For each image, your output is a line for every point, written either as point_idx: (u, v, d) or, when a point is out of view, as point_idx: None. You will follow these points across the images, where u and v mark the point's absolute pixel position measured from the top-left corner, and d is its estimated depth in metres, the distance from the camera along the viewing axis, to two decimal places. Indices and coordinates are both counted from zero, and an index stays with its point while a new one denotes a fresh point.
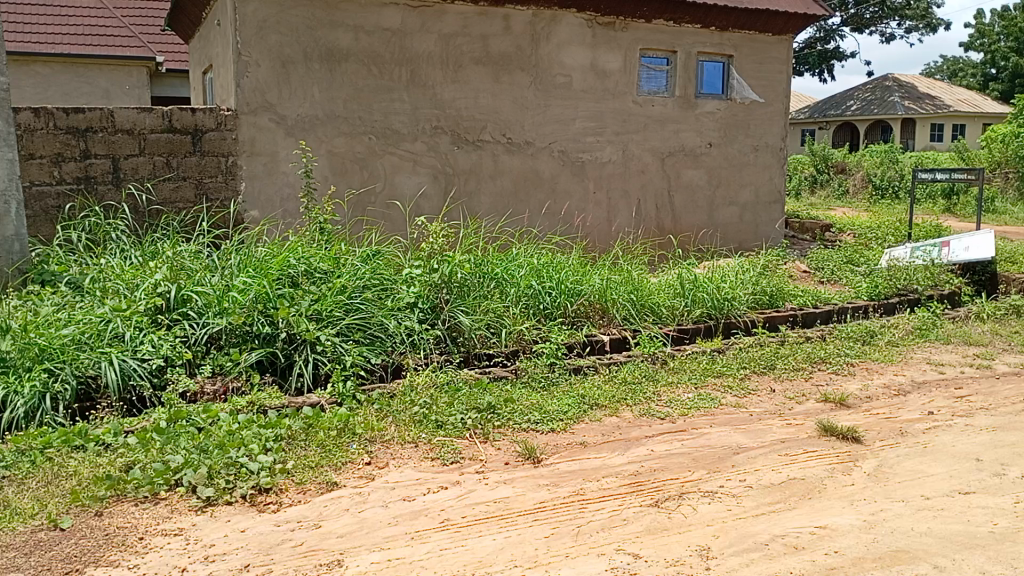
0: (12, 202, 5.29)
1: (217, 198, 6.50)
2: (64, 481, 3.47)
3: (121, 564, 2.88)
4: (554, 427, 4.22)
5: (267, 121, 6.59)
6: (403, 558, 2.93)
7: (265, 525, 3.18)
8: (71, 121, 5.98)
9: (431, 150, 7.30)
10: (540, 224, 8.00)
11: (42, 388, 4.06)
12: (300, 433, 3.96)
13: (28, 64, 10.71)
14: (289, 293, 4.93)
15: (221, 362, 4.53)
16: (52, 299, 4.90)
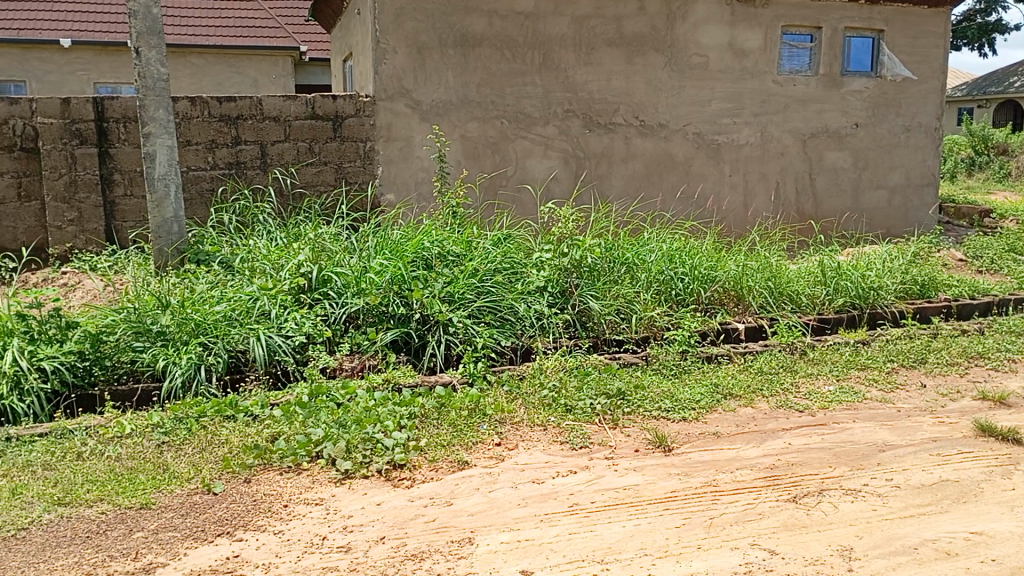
0: (172, 185, 5.64)
1: (356, 182, 6.72)
2: (216, 449, 3.69)
3: (267, 529, 3.04)
4: (686, 416, 4.14)
5: (403, 106, 6.75)
6: (532, 539, 2.95)
7: (399, 499, 3.28)
8: (224, 109, 6.31)
9: (563, 134, 7.28)
10: (673, 208, 7.84)
11: (197, 360, 4.33)
12: (433, 412, 4.06)
13: (185, 56, 11.41)
14: (423, 275, 5.05)
15: (359, 341, 4.70)
16: (207, 277, 5.21)
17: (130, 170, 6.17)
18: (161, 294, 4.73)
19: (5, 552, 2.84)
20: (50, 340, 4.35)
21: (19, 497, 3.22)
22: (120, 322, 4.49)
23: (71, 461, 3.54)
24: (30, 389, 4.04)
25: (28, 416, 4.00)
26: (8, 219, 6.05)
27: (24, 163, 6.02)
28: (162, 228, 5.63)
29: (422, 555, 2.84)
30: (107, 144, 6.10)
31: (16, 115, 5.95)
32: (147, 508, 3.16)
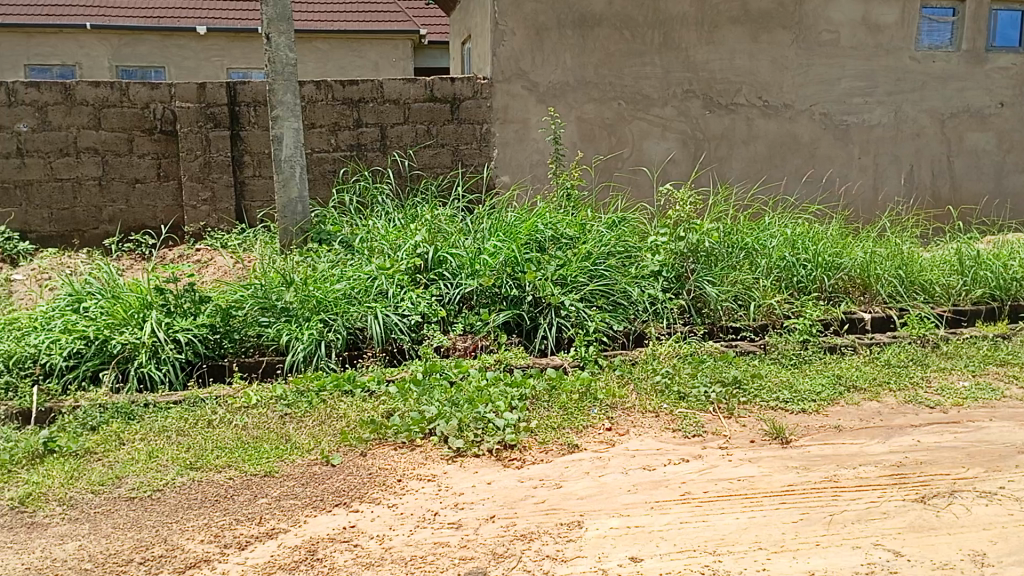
0: (297, 167, 5.85)
1: (471, 164, 6.77)
2: (335, 422, 3.82)
3: (382, 501, 3.13)
4: (806, 408, 3.99)
5: (520, 88, 6.75)
6: (643, 526, 2.91)
7: (510, 479, 3.31)
8: (347, 92, 6.48)
9: (682, 115, 7.12)
10: (797, 191, 7.54)
11: (319, 336, 4.49)
12: (544, 394, 4.07)
13: (311, 41, 11.78)
14: (537, 258, 5.07)
15: (472, 321, 4.76)
16: (328, 256, 5.39)
17: (258, 152, 6.45)
18: (286, 271, 4.92)
19: (143, 511, 3.03)
20: (185, 313, 4.59)
21: (156, 460, 3.44)
22: (248, 298, 4.70)
23: (203, 428, 3.75)
24: (166, 358, 4.28)
25: (164, 384, 4.24)
26: (149, 198, 6.43)
27: (163, 145, 6.37)
28: (287, 208, 5.85)
29: (531, 536, 2.85)
30: (238, 126, 6.39)
31: (156, 100, 6.30)
32: (270, 476, 3.31)
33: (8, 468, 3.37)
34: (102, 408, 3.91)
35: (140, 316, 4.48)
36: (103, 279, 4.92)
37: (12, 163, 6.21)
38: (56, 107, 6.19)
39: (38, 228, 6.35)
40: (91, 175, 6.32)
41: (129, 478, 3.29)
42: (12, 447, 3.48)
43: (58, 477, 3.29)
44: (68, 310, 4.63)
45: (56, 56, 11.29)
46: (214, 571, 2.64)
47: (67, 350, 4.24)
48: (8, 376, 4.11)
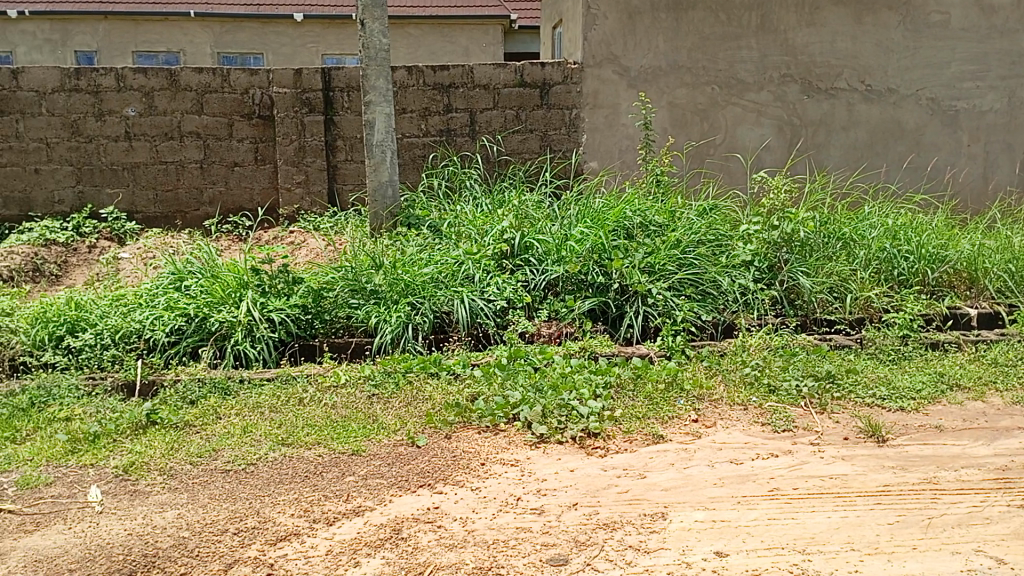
0: (388, 151, 5.92)
1: (560, 149, 6.74)
2: (420, 404, 3.88)
3: (466, 484, 3.16)
4: (905, 406, 3.82)
5: (611, 73, 6.67)
6: (729, 521, 2.85)
7: (593, 467, 3.29)
8: (438, 77, 6.52)
9: (778, 100, 6.91)
10: (899, 179, 7.23)
11: (406, 319, 4.55)
12: (629, 383, 4.03)
13: (403, 27, 11.92)
14: (624, 245, 5.01)
15: (557, 308, 4.75)
16: (416, 240, 5.45)
17: (351, 137, 6.58)
18: (375, 255, 5.01)
19: (237, 484, 3.14)
20: (279, 293, 4.73)
21: (249, 435, 3.56)
22: (339, 280, 4.81)
23: (294, 406, 3.86)
24: (261, 336, 4.42)
25: (258, 361, 4.38)
26: (246, 181, 6.64)
27: (261, 130, 6.55)
28: (378, 192, 5.94)
29: (614, 525, 2.83)
30: (332, 111, 6.52)
31: (255, 86, 6.48)
32: (358, 455, 3.38)
33: (114, 437, 3.54)
34: (200, 383, 4.06)
35: (237, 296, 4.64)
36: (202, 259, 5.10)
37: (120, 146, 6.49)
38: (162, 92, 6.43)
39: (143, 209, 6.63)
40: (194, 158, 6.56)
41: (225, 451, 3.42)
42: (117, 418, 3.66)
43: (159, 447, 3.45)
44: (171, 288, 4.83)
45: (162, 43, 11.74)
46: (303, 544, 2.71)
47: (169, 327, 4.42)
48: (115, 349, 4.31)
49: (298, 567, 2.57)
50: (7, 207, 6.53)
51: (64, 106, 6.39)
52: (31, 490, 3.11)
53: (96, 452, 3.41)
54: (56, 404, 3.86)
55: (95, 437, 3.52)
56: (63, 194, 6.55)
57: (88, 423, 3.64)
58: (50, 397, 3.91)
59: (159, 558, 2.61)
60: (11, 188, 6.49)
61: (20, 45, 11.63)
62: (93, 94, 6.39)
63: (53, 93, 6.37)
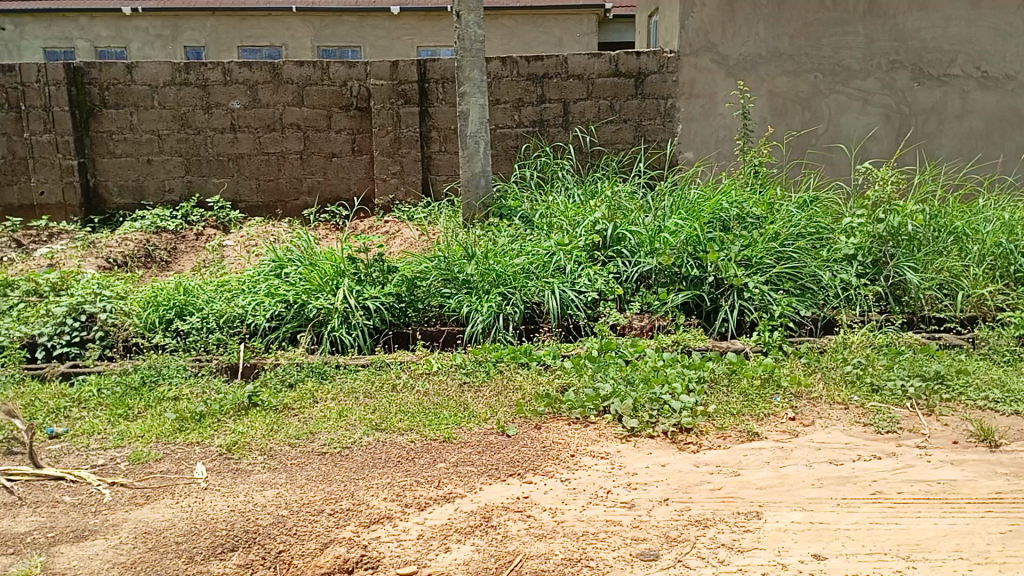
0: (481, 142, 5.95)
1: (654, 140, 6.66)
2: (511, 393, 3.89)
3: (556, 475, 3.15)
4: (1020, 410, 3.62)
5: (709, 61, 6.53)
6: (827, 523, 2.76)
7: (685, 463, 3.23)
8: (532, 68, 6.51)
9: (885, 88, 6.63)
10: (1017, 169, 6.93)
11: (497, 309, 4.57)
12: (723, 378, 3.94)
13: (497, 18, 11.97)
14: (720, 237, 4.91)
15: (650, 301, 4.70)
16: (508, 231, 5.47)
17: (445, 128, 6.66)
18: (468, 245, 5.06)
19: (333, 466, 3.22)
20: (374, 282, 4.82)
21: (345, 419, 3.65)
22: (432, 269, 4.87)
23: (388, 392, 3.93)
24: (357, 323, 4.52)
25: (353, 347, 4.48)
26: (344, 171, 6.80)
27: (358, 121, 6.69)
28: (471, 182, 5.99)
29: (706, 523, 2.77)
30: (427, 103, 6.61)
31: (353, 78, 6.61)
32: (449, 442, 3.43)
33: (218, 417, 3.69)
34: (298, 367, 4.18)
35: (334, 283, 4.76)
36: (302, 247, 5.25)
37: (226, 138, 6.73)
38: (265, 85, 6.63)
39: (246, 198, 6.88)
40: (294, 149, 6.75)
41: (322, 434, 3.51)
42: (221, 398, 3.81)
43: (260, 428, 3.57)
44: (272, 275, 4.99)
45: (265, 37, 12.13)
46: (395, 528, 2.76)
47: (270, 312, 4.57)
48: (219, 333, 4.49)
49: (391, 549, 2.62)
50: (121, 196, 6.85)
51: (175, 99, 6.65)
52: (142, 465, 3.27)
53: (201, 430, 3.56)
54: (165, 384, 4.05)
55: (200, 417, 3.68)
56: (172, 183, 6.83)
57: (194, 403, 3.81)
58: (159, 377, 4.10)
59: (259, 535, 2.70)
60: (125, 178, 6.80)
61: (134, 41, 12.15)
62: (201, 88, 6.63)
63: (164, 87, 6.63)
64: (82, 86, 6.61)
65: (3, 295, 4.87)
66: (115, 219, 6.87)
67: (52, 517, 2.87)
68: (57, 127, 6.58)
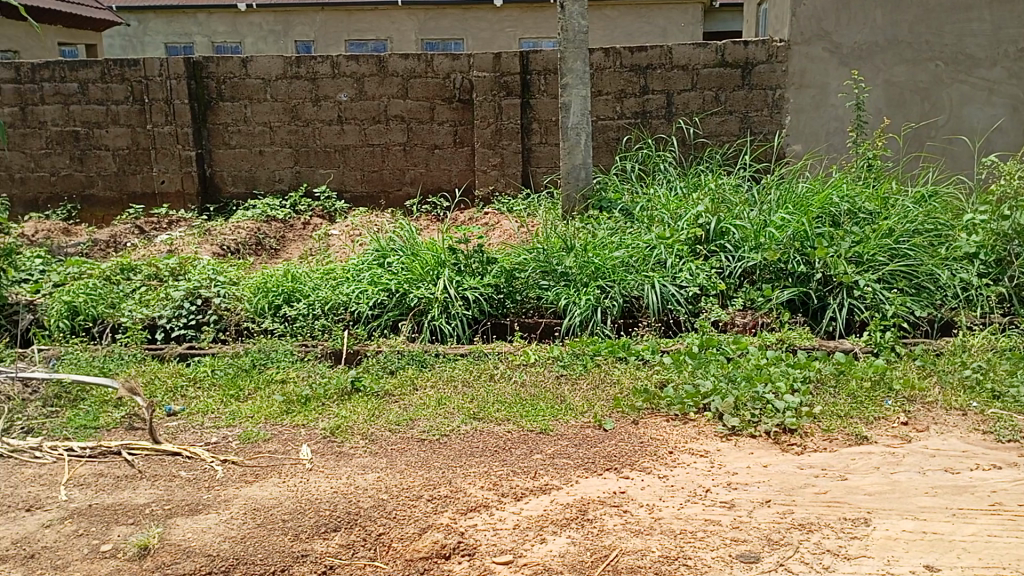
0: (583, 134, 5.91)
1: (761, 132, 6.49)
2: (608, 387, 3.87)
3: (653, 471, 3.12)
4: None
5: (821, 50, 6.30)
6: (941, 534, 2.63)
7: (788, 465, 3.14)
8: (635, 59, 6.43)
9: (1013, 77, 6.25)
10: None
11: (596, 302, 4.54)
12: (830, 379, 3.81)
13: (600, 9, 11.87)
14: (829, 233, 4.75)
15: (753, 297, 4.59)
16: (608, 223, 5.43)
17: (546, 120, 6.66)
18: (567, 237, 5.05)
19: (432, 453, 3.28)
20: (473, 273, 4.87)
21: (444, 407, 3.71)
22: (531, 261, 4.88)
23: (485, 381, 3.97)
24: (456, 313, 4.58)
25: (452, 337, 4.54)
26: (446, 163, 6.90)
27: (460, 113, 6.77)
28: (571, 174, 5.96)
29: (810, 527, 2.69)
30: (529, 95, 6.63)
31: (457, 70, 6.69)
32: (546, 434, 3.43)
33: (323, 401, 3.81)
34: (399, 354, 4.26)
35: (434, 273, 4.83)
36: (404, 237, 5.35)
37: (333, 130, 6.91)
38: (371, 78, 6.78)
39: (351, 189, 7.06)
40: (398, 141, 6.88)
41: (421, 421, 3.58)
42: (326, 383, 3.93)
43: (362, 413, 3.66)
44: (375, 264, 5.10)
45: (371, 31, 12.40)
46: (492, 516, 2.79)
47: (373, 301, 4.68)
48: (325, 319, 4.63)
49: (487, 538, 2.65)
50: (235, 186, 7.13)
51: (286, 92, 6.87)
52: (252, 445, 3.40)
53: (307, 413, 3.68)
54: (274, 367, 4.20)
55: (306, 401, 3.80)
56: (282, 174, 7.07)
57: (300, 387, 3.94)
58: (268, 360, 4.25)
59: (360, 517, 2.77)
60: (238, 168, 7.08)
61: (248, 36, 12.60)
62: (311, 81, 6.83)
63: (277, 80, 6.86)
64: (200, 80, 6.90)
65: (126, 278, 5.14)
66: (228, 208, 7.16)
67: (169, 490, 3.02)
68: (177, 119, 6.89)
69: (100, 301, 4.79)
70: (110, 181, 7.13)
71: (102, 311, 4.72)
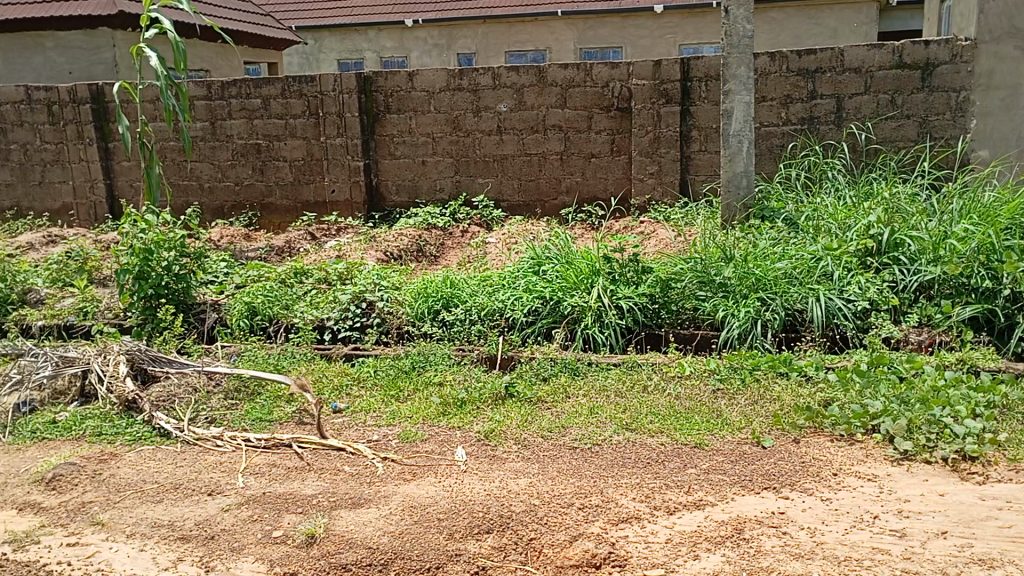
0: (745, 141, 5.74)
1: (942, 137, 6.09)
2: (768, 403, 3.73)
3: (815, 493, 2.97)
4: None
5: (1012, 49, 5.83)
6: None
7: (968, 495, 2.91)
8: (803, 63, 6.18)
9: None
10: None
11: (756, 315, 4.40)
12: (1018, 406, 3.51)
13: (766, 12, 11.46)
14: (1021, 245, 4.39)
15: (930, 314, 4.29)
16: (770, 233, 5.25)
17: (706, 127, 6.58)
18: (726, 247, 4.91)
19: (584, 461, 3.28)
20: (628, 282, 4.84)
21: (596, 416, 3.70)
22: (687, 271, 4.78)
23: (639, 392, 3.93)
24: (609, 322, 4.56)
25: (606, 346, 4.52)
26: (603, 171, 6.90)
27: (618, 122, 6.76)
28: (732, 183, 5.79)
29: (992, 564, 2.47)
30: (689, 101, 6.57)
31: (615, 79, 6.70)
32: (700, 448, 3.35)
33: (477, 405, 3.90)
34: (552, 362, 4.30)
35: (589, 282, 4.83)
36: (559, 245, 5.37)
37: (492, 140, 7.06)
38: (531, 88, 6.89)
39: (508, 198, 7.18)
40: (555, 150, 6.95)
41: (573, 429, 3.59)
42: (481, 387, 4.02)
43: (515, 418, 3.72)
44: (530, 272, 5.16)
45: (531, 42, 12.60)
46: (644, 529, 2.75)
47: (527, 308, 4.74)
48: (481, 325, 4.73)
49: (639, 550, 2.61)
50: (399, 194, 7.43)
51: (448, 104, 7.09)
52: (410, 444, 3.53)
53: (462, 416, 3.78)
54: (432, 369, 4.34)
55: (462, 403, 3.91)
56: (443, 183, 7.30)
57: (457, 390, 4.05)
58: (427, 363, 4.40)
59: (513, 520, 2.81)
60: (402, 178, 7.37)
61: (414, 50, 13.10)
62: (472, 93, 7.02)
63: (440, 92, 7.10)
64: (370, 94, 7.25)
65: (299, 282, 5.46)
66: (392, 216, 7.47)
67: (334, 483, 3.18)
68: (348, 131, 7.26)
69: (275, 303, 5.12)
70: (286, 190, 7.60)
71: (277, 311, 5.04)
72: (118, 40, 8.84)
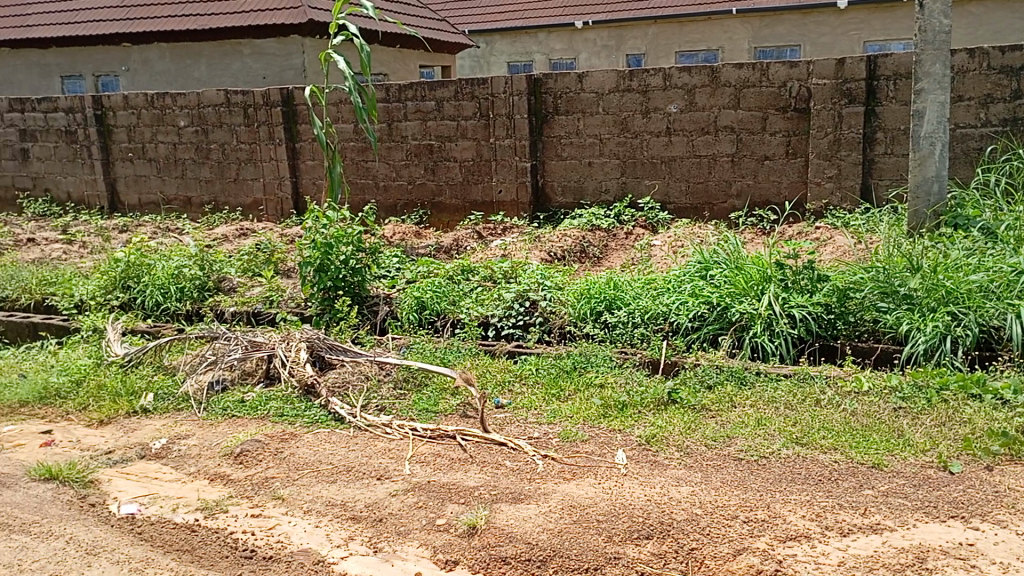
0: (938, 143, 5.33)
1: None
2: (957, 426, 3.46)
3: (1010, 526, 2.72)
4: None
5: None
6: None
7: None
8: (1007, 59, 5.71)
9: None
10: None
11: (944, 330, 4.09)
12: None
13: (964, 5, 10.64)
14: None
15: None
16: (963, 243, 4.88)
17: (892, 128, 6.21)
18: (912, 256, 4.61)
19: (750, 473, 3.16)
20: (802, 290, 4.63)
21: (763, 428, 3.56)
22: (868, 281, 4.53)
23: (810, 406, 3.75)
24: (780, 331, 4.37)
25: (775, 356, 4.34)
26: (776, 174, 6.65)
27: (795, 123, 6.50)
28: (921, 188, 5.39)
29: None
30: (875, 102, 6.23)
31: (794, 78, 6.44)
32: (878, 469, 3.15)
33: (639, 409, 3.85)
34: (718, 368, 4.18)
35: (759, 289, 4.66)
36: (728, 250, 5.22)
37: (661, 141, 6.96)
38: (702, 89, 6.74)
39: (675, 200, 7.05)
40: (726, 152, 6.76)
41: (738, 439, 3.47)
42: (643, 391, 3.97)
43: (678, 425, 3.64)
44: (697, 276, 5.04)
45: (703, 42, 12.33)
46: (814, 549, 2.61)
47: (693, 313, 4.62)
48: (644, 329, 4.67)
49: (808, 570, 2.49)
50: (564, 195, 7.47)
51: (617, 105, 7.07)
52: (570, 444, 3.53)
53: (623, 419, 3.74)
54: (593, 371, 4.33)
55: (623, 406, 3.87)
56: (609, 185, 7.27)
57: (618, 393, 4.01)
58: (588, 364, 4.39)
59: (673, 528, 2.75)
60: (569, 178, 7.40)
61: (582, 52, 13.14)
62: (642, 94, 6.96)
63: (610, 93, 7.08)
64: (539, 96, 7.33)
65: (466, 278, 5.59)
66: (557, 216, 7.51)
67: (495, 476, 3.24)
68: (517, 132, 7.37)
69: (443, 298, 5.27)
70: (455, 190, 7.82)
71: (444, 307, 5.19)
72: (307, 47, 9.42)
